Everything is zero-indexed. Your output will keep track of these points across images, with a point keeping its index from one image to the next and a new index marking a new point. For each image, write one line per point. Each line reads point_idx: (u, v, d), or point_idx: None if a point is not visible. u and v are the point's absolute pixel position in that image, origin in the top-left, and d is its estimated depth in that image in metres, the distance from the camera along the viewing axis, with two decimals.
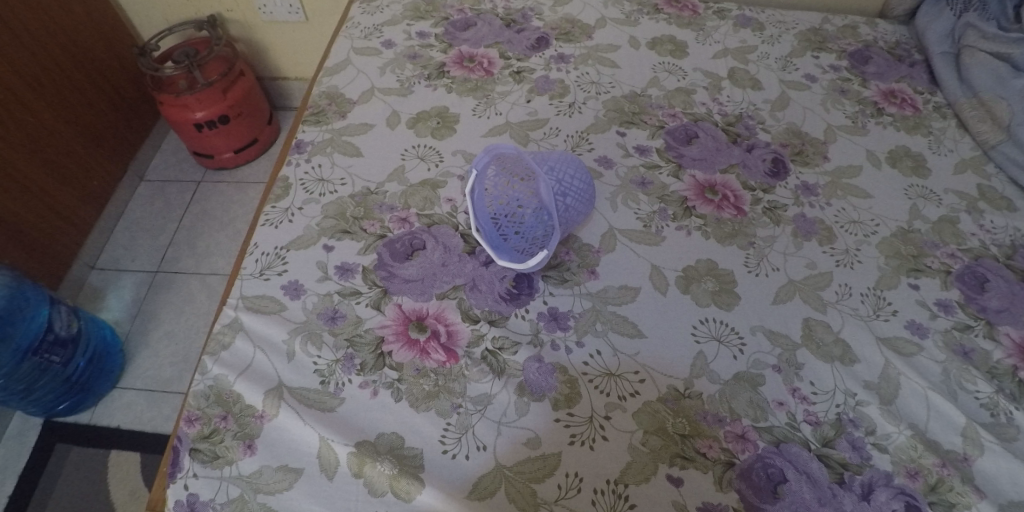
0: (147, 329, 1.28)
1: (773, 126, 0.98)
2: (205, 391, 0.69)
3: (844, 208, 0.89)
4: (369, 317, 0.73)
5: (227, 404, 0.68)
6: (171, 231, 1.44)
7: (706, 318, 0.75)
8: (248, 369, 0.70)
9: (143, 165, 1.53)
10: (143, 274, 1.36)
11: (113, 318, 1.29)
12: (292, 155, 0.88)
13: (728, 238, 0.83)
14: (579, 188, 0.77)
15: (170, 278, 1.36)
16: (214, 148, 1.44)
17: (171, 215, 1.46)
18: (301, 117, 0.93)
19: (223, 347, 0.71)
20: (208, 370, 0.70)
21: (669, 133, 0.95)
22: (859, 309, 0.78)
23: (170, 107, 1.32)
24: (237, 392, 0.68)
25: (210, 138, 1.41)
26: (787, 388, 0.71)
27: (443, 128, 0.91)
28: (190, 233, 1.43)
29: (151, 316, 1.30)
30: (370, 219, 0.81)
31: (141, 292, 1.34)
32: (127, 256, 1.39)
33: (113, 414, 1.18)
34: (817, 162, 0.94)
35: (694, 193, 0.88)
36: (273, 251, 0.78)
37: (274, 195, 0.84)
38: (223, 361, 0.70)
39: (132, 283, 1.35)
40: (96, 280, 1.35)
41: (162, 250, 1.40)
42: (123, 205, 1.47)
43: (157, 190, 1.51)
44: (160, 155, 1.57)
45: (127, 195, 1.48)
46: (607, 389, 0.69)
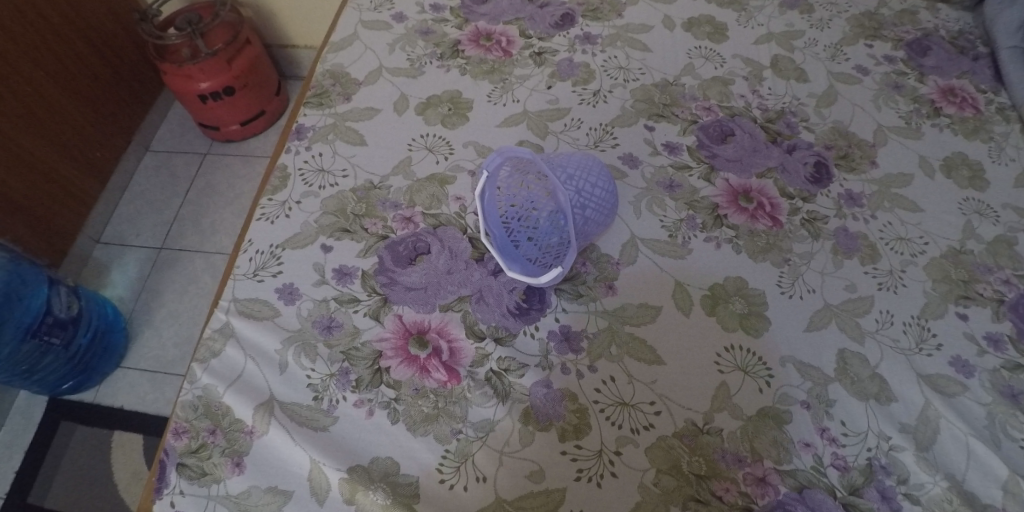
0: (151, 307, 1.25)
1: (818, 125, 0.89)
2: (193, 402, 0.65)
3: (890, 223, 0.81)
4: (367, 327, 0.68)
5: (216, 417, 0.64)
6: (176, 204, 1.39)
7: (731, 345, 0.69)
8: (238, 381, 0.65)
9: (149, 134, 1.47)
10: (148, 249, 1.32)
11: (117, 296, 1.26)
12: (291, 142, 0.81)
13: (761, 254, 0.76)
14: (603, 193, 0.70)
15: (174, 254, 1.32)
16: (220, 120, 1.37)
17: (176, 187, 1.41)
18: (302, 99, 0.86)
19: (214, 354, 0.67)
20: (197, 379, 0.66)
21: (702, 129, 0.87)
22: (900, 340, 0.71)
23: (173, 77, 1.25)
24: (227, 404, 0.64)
25: (216, 109, 1.34)
26: (815, 427, 0.65)
27: (454, 115, 0.84)
28: (195, 207, 1.38)
29: (154, 293, 1.27)
30: (371, 217, 0.75)
31: (145, 268, 1.30)
32: (132, 230, 1.35)
33: (116, 394, 1.16)
34: (864, 168, 0.86)
35: (726, 199, 0.81)
36: (268, 249, 0.73)
37: (271, 186, 0.78)
38: (213, 370, 0.66)
39: (136, 258, 1.31)
40: (101, 254, 1.31)
41: (167, 224, 1.36)
42: (128, 176, 1.42)
43: (163, 160, 1.45)
44: (166, 123, 1.51)
45: (133, 166, 1.43)
46: (620, 421, 0.64)
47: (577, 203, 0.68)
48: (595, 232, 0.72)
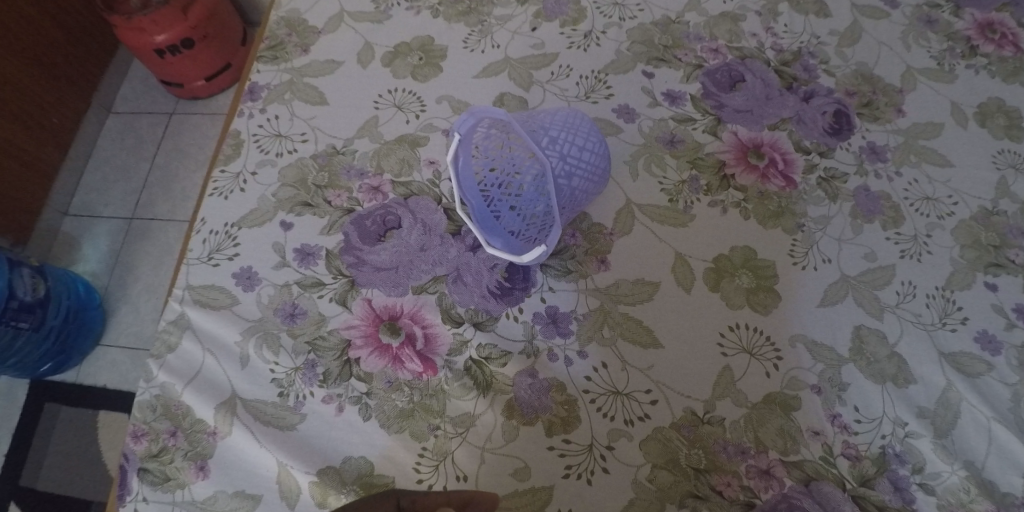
0: (127, 280, 1.12)
1: (839, 68, 0.79)
2: (151, 402, 0.59)
3: (916, 180, 0.73)
4: (333, 314, 0.61)
5: (176, 417, 0.59)
6: (145, 170, 1.22)
7: (737, 324, 0.62)
8: (197, 377, 0.60)
9: (110, 93, 1.26)
10: (118, 220, 1.18)
11: (90, 271, 1.13)
12: (243, 103, 0.72)
13: (772, 220, 0.68)
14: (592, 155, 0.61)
15: (145, 227, 1.17)
16: (182, 75, 1.19)
17: (142, 150, 1.23)
18: (255, 52, 0.76)
19: (169, 349, 0.61)
20: (153, 377, 0.60)
21: (708, 75, 0.77)
22: (922, 315, 0.65)
23: (123, 31, 1.06)
24: (186, 404, 0.59)
25: (176, 63, 1.15)
26: (826, 414, 0.60)
27: (426, 65, 0.73)
28: (164, 171, 1.22)
29: (128, 267, 1.13)
30: (334, 188, 0.66)
31: (118, 239, 1.16)
32: (100, 200, 1.19)
33: (98, 372, 1.06)
34: (889, 117, 0.77)
35: (735, 156, 0.72)
36: (222, 229, 0.65)
37: (223, 155, 0.69)
38: (170, 367, 0.60)
39: (108, 230, 1.17)
40: (70, 228, 1.17)
41: (137, 193, 1.20)
42: (93, 141, 1.23)
43: (128, 124, 1.26)
44: (127, 81, 1.29)
45: (95, 129, 1.23)
46: (612, 412, 0.58)
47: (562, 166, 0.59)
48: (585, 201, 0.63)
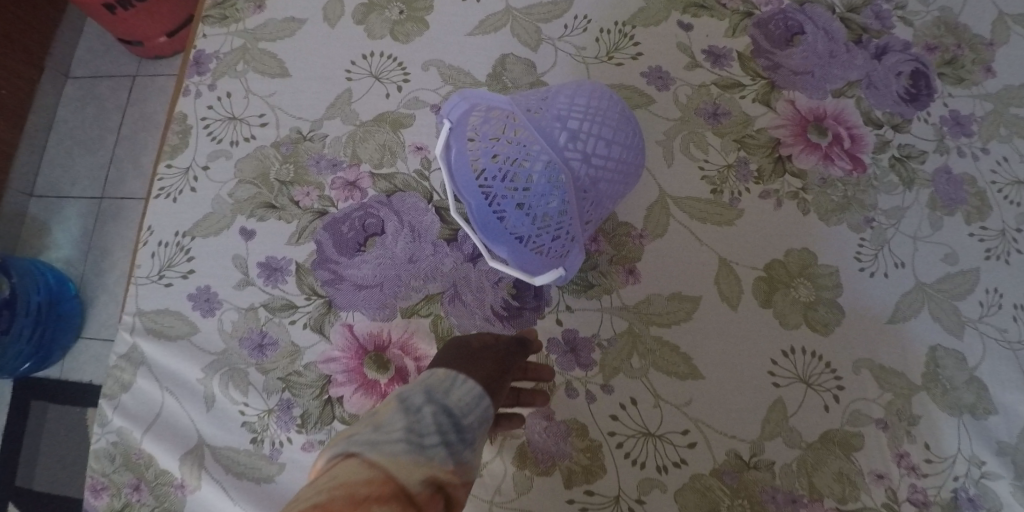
0: (103, 267, 0.94)
1: (918, 16, 0.64)
2: (108, 451, 0.51)
3: (1006, 158, 0.60)
4: (308, 344, 0.51)
5: (138, 469, 0.50)
6: (111, 145, 0.99)
7: (793, 348, 0.52)
8: (157, 422, 0.51)
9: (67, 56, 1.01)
10: (89, 201, 0.97)
11: (62, 259, 0.95)
12: (188, 78, 0.59)
13: (835, 214, 0.56)
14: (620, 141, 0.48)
15: (118, 207, 0.97)
16: (139, 31, 0.94)
17: (106, 120, 1.00)
18: (201, 10, 0.62)
19: (122, 387, 0.52)
20: (108, 422, 0.51)
21: (760, 26, 0.62)
22: (1008, 331, 0.55)
23: None
24: (147, 453, 0.50)
25: (129, 18, 0.91)
26: (892, 455, 0.51)
27: (408, 21, 0.60)
28: (132, 144, 0.99)
29: (103, 252, 0.95)
30: (302, 184, 0.55)
31: (89, 221, 0.96)
32: (67, 177, 0.98)
33: (83, 368, 0.91)
34: (976, 77, 0.63)
35: (792, 133, 0.59)
36: (173, 239, 0.54)
37: (168, 145, 0.57)
38: (126, 409, 0.51)
39: (80, 211, 0.97)
40: (38, 210, 0.97)
41: (105, 168, 0.98)
42: (52, 111, 1.00)
43: (89, 90, 1.01)
44: (85, 39, 1.03)
45: (54, 100, 1.00)
46: (643, 459, 0.49)
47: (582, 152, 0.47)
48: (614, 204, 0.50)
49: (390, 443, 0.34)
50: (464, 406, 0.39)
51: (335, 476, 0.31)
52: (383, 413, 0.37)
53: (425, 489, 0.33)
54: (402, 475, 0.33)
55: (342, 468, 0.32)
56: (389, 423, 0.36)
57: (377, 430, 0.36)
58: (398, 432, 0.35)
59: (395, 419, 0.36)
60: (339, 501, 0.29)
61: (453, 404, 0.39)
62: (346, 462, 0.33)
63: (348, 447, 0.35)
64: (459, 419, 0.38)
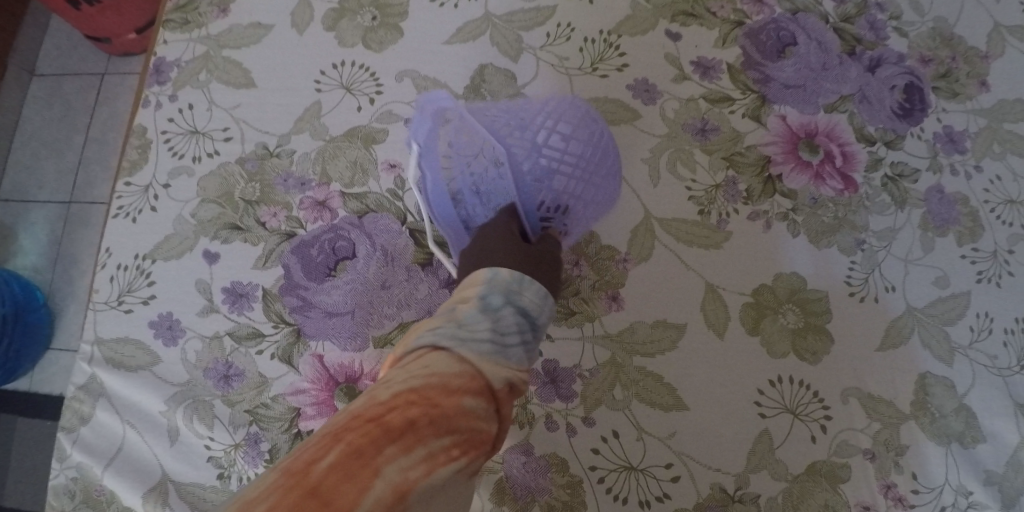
0: (73, 274, 0.89)
1: (912, 26, 0.62)
2: (68, 487, 0.48)
3: (999, 177, 0.59)
4: (276, 376, 0.49)
5: (99, 506, 0.48)
6: (80, 146, 0.94)
7: (780, 378, 0.51)
8: (119, 457, 0.48)
9: (31, 53, 0.96)
10: (56, 206, 0.92)
11: (29, 266, 0.90)
12: (148, 87, 0.56)
13: (825, 236, 0.55)
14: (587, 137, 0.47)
15: (85, 212, 0.92)
16: (106, 28, 0.88)
17: (74, 120, 0.95)
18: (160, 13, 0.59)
19: (82, 420, 0.49)
20: (67, 457, 0.49)
21: (750, 36, 0.60)
22: (998, 357, 0.53)
23: None
24: (109, 489, 0.48)
25: (98, 17, 0.84)
26: (879, 486, 0.50)
27: (381, 28, 0.56)
28: (101, 147, 0.94)
29: (74, 260, 0.90)
30: (268, 203, 0.52)
31: (58, 227, 0.92)
32: (32, 180, 0.93)
33: (54, 380, 0.87)
34: (970, 91, 0.61)
35: (783, 150, 0.57)
36: (132, 262, 0.52)
37: (127, 161, 0.54)
38: (85, 443, 0.49)
39: (47, 217, 0.92)
40: (4, 214, 0.92)
41: (75, 171, 0.93)
42: (17, 111, 0.95)
43: (55, 89, 0.95)
44: (51, 36, 0.97)
45: (18, 100, 0.95)
46: (624, 493, 0.48)
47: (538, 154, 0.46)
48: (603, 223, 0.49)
49: (476, 342, 0.33)
50: (537, 308, 0.37)
51: (425, 366, 0.30)
52: (460, 309, 0.35)
53: (505, 387, 0.33)
54: (486, 371, 0.32)
55: (433, 359, 0.31)
56: (472, 323, 0.34)
57: (462, 325, 0.34)
58: (482, 332, 0.34)
59: (476, 320, 0.34)
60: (431, 389, 0.29)
61: (525, 306, 0.37)
62: (434, 354, 0.32)
63: (432, 340, 0.33)
64: (536, 320, 0.37)
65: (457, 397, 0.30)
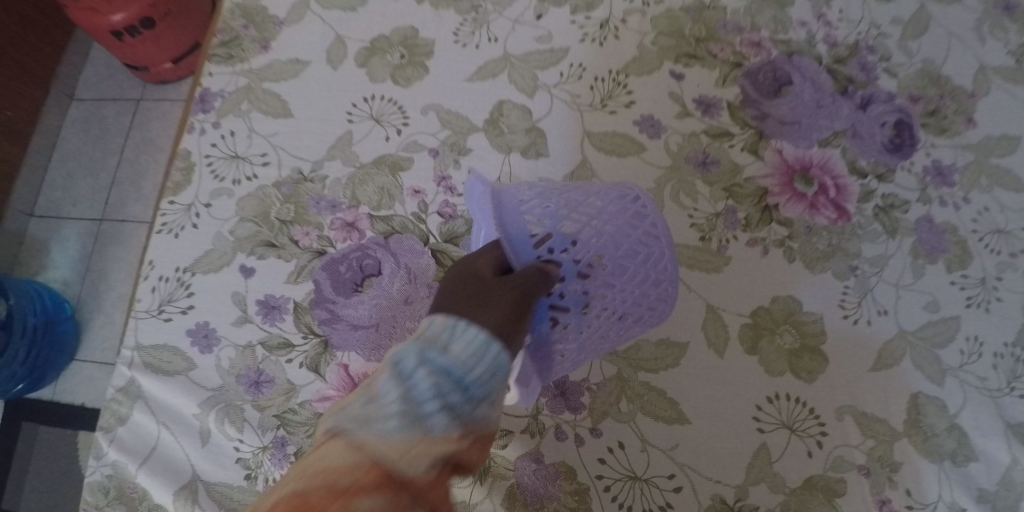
0: (99, 288, 0.95)
1: (902, 67, 0.67)
2: (103, 484, 0.52)
3: (987, 208, 0.62)
4: (304, 383, 0.53)
5: (131, 502, 0.51)
6: (112, 166, 1.01)
7: (777, 394, 0.54)
8: (153, 456, 0.52)
9: (72, 77, 1.03)
10: (88, 222, 0.98)
11: (60, 278, 0.96)
12: (193, 115, 0.61)
13: (820, 261, 0.58)
14: (633, 219, 0.45)
15: (116, 228, 0.98)
16: (145, 58, 0.95)
17: (109, 141, 1.02)
18: (205, 47, 0.64)
19: (120, 421, 0.53)
20: (103, 455, 0.52)
21: (748, 76, 0.65)
22: (988, 379, 0.56)
23: (73, 9, 0.84)
24: (142, 486, 0.51)
25: (139, 47, 0.92)
26: (874, 500, 0.52)
27: (409, 65, 0.62)
28: (133, 167, 1.01)
29: (99, 274, 0.96)
30: (301, 223, 0.57)
31: (88, 241, 0.98)
32: (66, 198, 1.00)
33: (75, 390, 0.91)
34: (957, 128, 0.65)
35: (779, 182, 0.61)
36: (173, 275, 0.56)
37: (172, 182, 0.59)
38: (122, 442, 0.52)
39: (77, 231, 0.98)
40: (38, 229, 0.99)
41: (106, 190, 1.00)
42: (54, 132, 1.02)
43: (93, 112, 1.03)
44: (91, 63, 1.05)
45: (56, 121, 1.02)
46: (629, 501, 0.51)
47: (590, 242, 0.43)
48: (650, 303, 0.46)
49: (381, 422, 0.30)
50: (467, 360, 0.34)
51: (314, 463, 0.29)
52: (376, 380, 0.33)
53: (428, 472, 0.30)
54: (397, 461, 0.29)
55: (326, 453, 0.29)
56: (383, 397, 0.32)
57: (370, 400, 0.32)
58: (390, 408, 0.31)
59: (387, 390, 0.32)
60: (317, 493, 0.27)
61: (452, 360, 0.34)
62: (331, 443, 0.30)
63: (336, 422, 0.31)
64: (464, 376, 0.33)
65: (346, 500, 0.27)
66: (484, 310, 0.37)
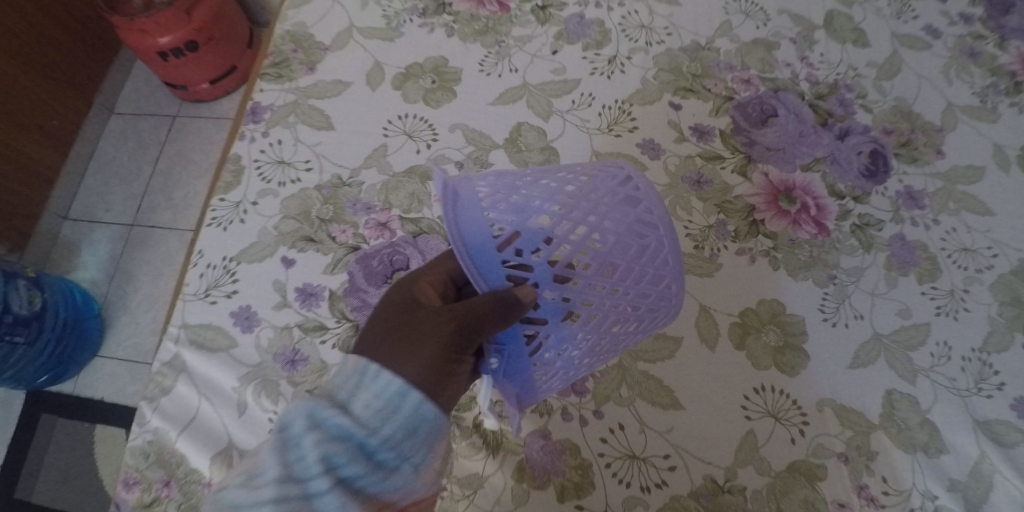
0: (124, 290, 1.03)
1: (877, 104, 0.75)
2: (144, 449, 0.57)
3: (954, 229, 0.69)
4: (335, 362, 0.59)
5: (169, 466, 0.56)
6: (146, 176, 1.11)
7: (763, 386, 0.59)
8: (192, 424, 0.57)
9: (113, 93, 1.14)
10: (118, 227, 1.07)
11: (88, 279, 1.03)
12: (246, 125, 0.69)
13: (802, 270, 0.65)
14: (627, 202, 0.47)
15: (145, 233, 1.07)
16: (185, 78, 1.05)
17: (145, 153, 1.12)
18: (258, 68, 0.73)
19: (163, 392, 0.59)
20: (146, 422, 0.58)
21: (738, 108, 0.73)
22: (957, 380, 0.62)
23: (126, 33, 0.95)
24: (180, 452, 0.57)
25: (181, 68, 1.03)
26: (853, 485, 0.57)
27: (439, 90, 0.71)
28: (166, 178, 1.10)
29: (127, 277, 1.03)
30: (339, 222, 0.64)
31: (117, 246, 1.06)
32: (101, 204, 1.09)
33: (95, 385, 0.98)
34: (928, 158, 0.73)
35: (765, 200, 0.68)
36: (220, 263, 0.63)
37: (223, 182, 0.66)
38: (164, 411, 0.58)
39: (108, 235, 1.07)
40: (70, 233, 1.07)
41: (138, 198, 1.09)
42: (93, 142, 1.12)
43: (130, 125, 1.14)
44: (131, 81, 1.17)
45: (97, 132, 1.12)
46: (628, 478, 0.56)
47: (579, 239, 0.45)
48: (647, 302, 0.48)
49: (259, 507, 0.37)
50: (368, 420, 0.39)
51: None
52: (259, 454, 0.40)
53: None
54: None
55: None
56: (261, 477, 0.38)
57: (249, 483, 0.38)
58: (266, 493, 0.37)
59: (269, 465, 0.38)
60: None
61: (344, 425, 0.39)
62: None
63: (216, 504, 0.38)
64: (365, 437, 0.39)
65: None
66: (420, 350, 0.42)
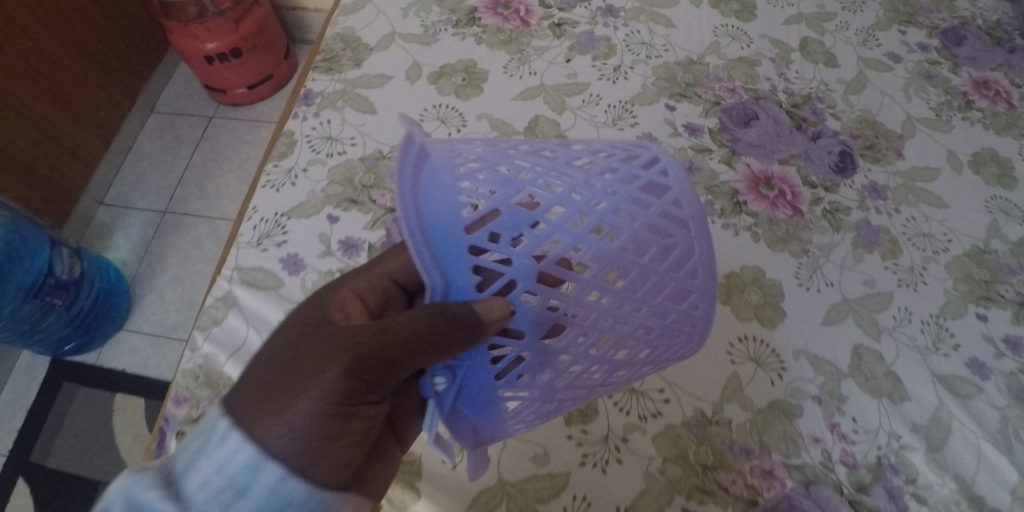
0: (154, 269, 1.12)
1: (845, 114, 0.86)
2: (195, 371, 0.64)
3: (914, 218, 0.79)
4: None
5: (217, 386, 0.63)
6: (181, 169, 1.21)
7: (745, 336, 0.68)
8: (240, 350, 0.65)
9: (154, 94, 1.27)
10: (152, 213, 1.17)
11: (120, 258, 1.12)
12: (299, 107, 0.80)
13: (780, 243, 0.74)
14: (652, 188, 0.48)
15: (178, 220, 1.16)
16: (224, 81, 1.18)
17: (182, 149, 1.23)
18: (311, 63, 0.84)
19: (215, 322, 0.67)
20: (198, 348, 0.65)
21: (725, 111, 0.84)
22: (917, 339, 0.70)
23: (178, 36, 1.07)
24: (227, 374, 0.64)
25: (222, 71, 1.15)
26: (826, 423, 0.64)
27: (468, 86, 0.82)
28: (201, 172, 1.21)
29: (157, 259, 1.13)
30: (380, 188, 0.74)
31: (149, 231, 1.15)
32: (136, 192, 1.19)
33: (118, 356, 1.05)
34: (890, 159, 0.83)
35: (747, 185, 0.78)
36: (272, 217, 0.72)
37: (277, 152, 0.77)
38: (215, 339, 0.66)
39: (141, 220, 1.16)
40: (104, 216, 1.16)
41: (173, 188, 1.19)
42: (133, 137, 1.23)
43: (168, 123, 1.25)
44: (172, 84, 1.30)
45: (137, 127, 1.24)
46: (629, 408, 0.64)
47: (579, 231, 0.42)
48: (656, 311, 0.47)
49: None
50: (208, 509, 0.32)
51: None
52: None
53: None
54: None
55: None
56: None
57: None
58: None
59: None
60: None
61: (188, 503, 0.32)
62: None
63: None
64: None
65: None
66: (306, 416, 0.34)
